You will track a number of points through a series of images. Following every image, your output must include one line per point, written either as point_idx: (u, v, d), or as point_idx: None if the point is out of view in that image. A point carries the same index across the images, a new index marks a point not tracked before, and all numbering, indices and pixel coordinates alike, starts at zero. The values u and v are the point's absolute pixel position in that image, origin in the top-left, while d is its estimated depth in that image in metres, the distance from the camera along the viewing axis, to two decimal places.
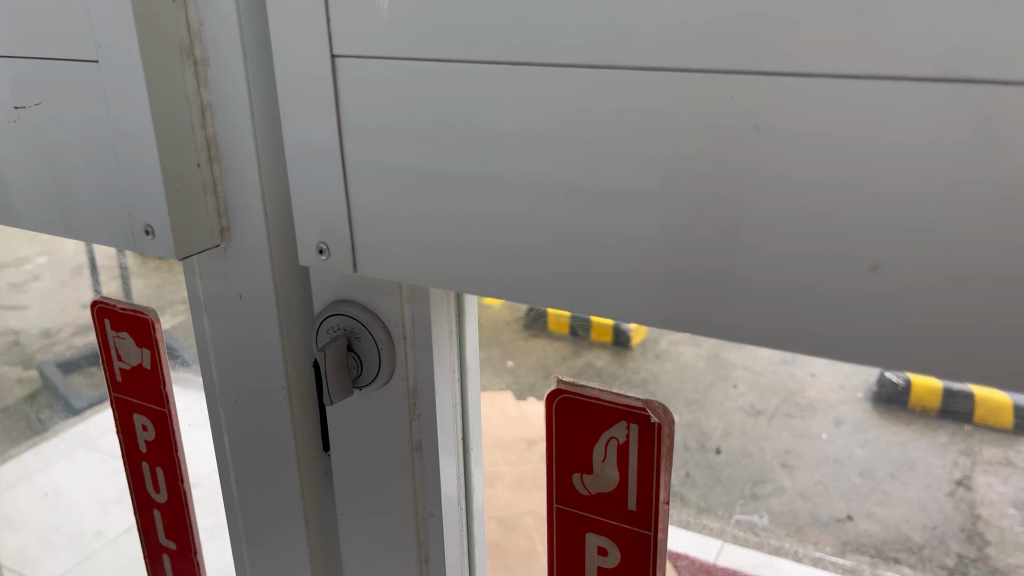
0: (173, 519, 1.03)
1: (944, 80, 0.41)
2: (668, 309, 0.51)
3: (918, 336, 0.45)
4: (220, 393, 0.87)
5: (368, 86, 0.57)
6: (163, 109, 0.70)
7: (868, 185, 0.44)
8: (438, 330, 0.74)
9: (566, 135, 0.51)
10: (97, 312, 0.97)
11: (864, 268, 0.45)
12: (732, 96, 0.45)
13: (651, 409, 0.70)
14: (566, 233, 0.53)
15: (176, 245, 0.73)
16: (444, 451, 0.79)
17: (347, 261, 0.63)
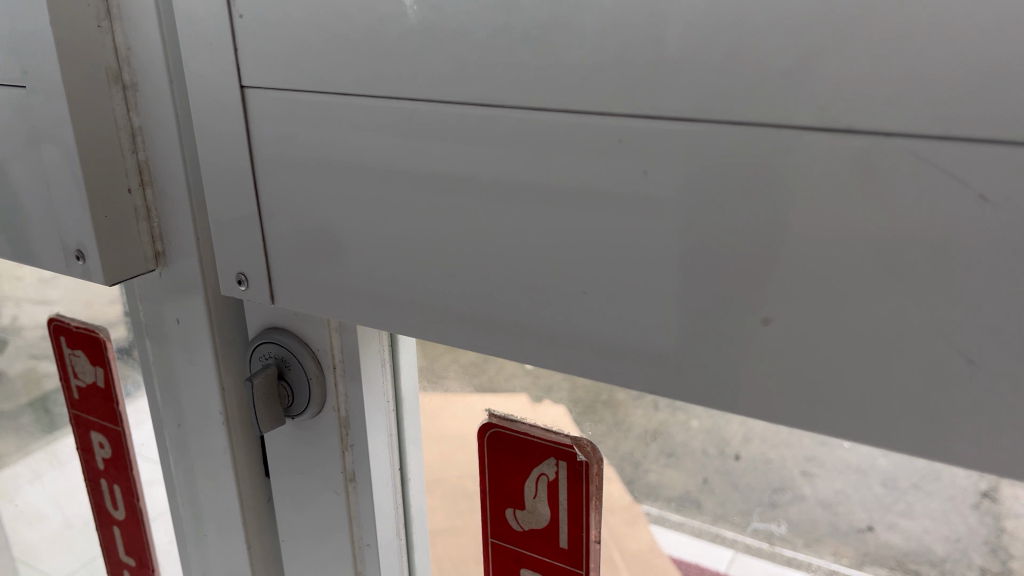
0: (130, 536, 1.04)
1: (825, 129, 0.41)
2: (570, 344, 0.52)
3: (808, 381, 0.45)
4: (165, 415, 0.87)
5: (293, 118, 0.59)
6: (89, 133, 0.69)
7: (753, 228, 0.44)
8: (367, 361, 0.73)
9: (473, 170, 0.52)
10: (53, 330, 0.99)
11: (755, 317, 0.46)
12: (621, 139, 0.46)
13: (579, 447, 0.68)
14: (478, 266, 0.54)
15: (105, 271, 0.72)
16: (378, 483, 0.77)
17: (265, 291, 0.66)
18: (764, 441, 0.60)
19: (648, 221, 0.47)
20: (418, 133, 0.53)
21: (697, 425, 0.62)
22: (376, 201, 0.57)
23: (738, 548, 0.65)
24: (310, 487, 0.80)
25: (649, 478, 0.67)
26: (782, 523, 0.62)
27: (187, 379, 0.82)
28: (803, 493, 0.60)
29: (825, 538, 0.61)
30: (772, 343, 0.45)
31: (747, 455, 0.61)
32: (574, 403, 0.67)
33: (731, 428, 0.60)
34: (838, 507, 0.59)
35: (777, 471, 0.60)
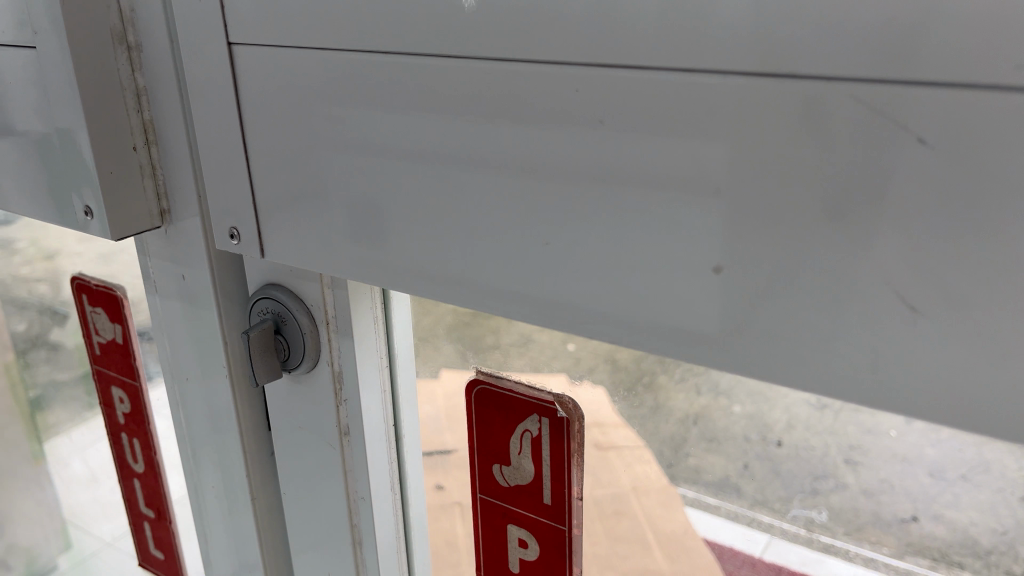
0: (149, 488, 1.08)
1: (767, 75, 0.42)
2: (540, 294, 0.54)
3: (752, 326, 0.47)
4: (175, 369, 0.91)
5: (283, 74, 0.61)
6: (95, 91, 0.72)
7: (703, 179, 0.46)
8: (359, 317, 0.75)
9: (446, 124, 0.54)
10: (75, 288, 1.03)
11: (707, 267, 0.47)
12: (577, 89, 0.48)
13: (561, 404, 0.71)
14: (452, 219, 0.56)
15: (112, 227, 0.76)
16: (371, 438, 0.80)
17: (255, 246, 0.69)
18: (807, 428, 0.60)
19: (604, 171, 0.49)
20: (395, 87, 0.56)
21: (739, 410, 0.62)
22: (357, 154, 0.59)
23: (774, 534, 0.66)
24: (308, 439, 0.83)
25: (688, 463, 0.67)
26: (823, 511, 0.62)
27: (196, 334, 0.86)
28: (846, 483, 0.60)
29: (867, 528, 0.61)
30: (722, 290, 0.47)
31: (789, 441, 0.61)
32: (615, 386, 0.68)
33: (774, 414, 0.61)
34: (882, 498, 0.59)
35: (820, 460, 0.60)
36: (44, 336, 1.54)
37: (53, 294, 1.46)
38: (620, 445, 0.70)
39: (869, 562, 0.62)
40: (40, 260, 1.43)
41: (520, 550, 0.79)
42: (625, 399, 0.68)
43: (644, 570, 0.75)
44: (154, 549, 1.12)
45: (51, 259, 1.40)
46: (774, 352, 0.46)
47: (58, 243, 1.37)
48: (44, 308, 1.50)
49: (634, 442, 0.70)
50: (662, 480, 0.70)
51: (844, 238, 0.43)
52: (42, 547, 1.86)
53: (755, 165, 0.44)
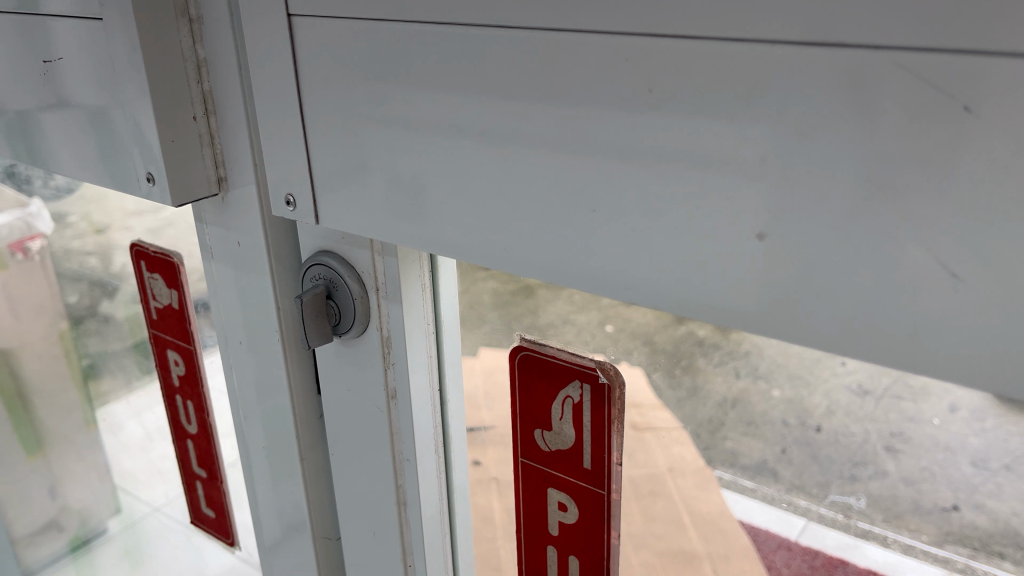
0: (202, 448, 1.12)
1: (817, 43, 0.43)
2: (586, 261, 0.56)
3: (794, 291, 0.48)
4: (229, 333, 0.94)
5: (340, 45, 0.63)
6: (159, 62, 0.75)
7: (750, 147, 0.47)
8: (408, 284, 0.78)
9: (499, 93, 0.56)
10: (134, 254, 1.07)
11: (751, 234, 0.49)
12: (627, 59, 0.49)
13: (602, 370, 0.72)
14: (502, 186, 0.58)
15: (173, 194, 0.79)
16: (417, 402, 0.82)
17: (309, 212, 0.72)
18: (847, 414, 0.64)
19: (651, 138, 0.50)
20: (448, 56, 0.57)
21: (777, 394, 0.65)
22: (409, 124, 0.61)
23: (811, 518, 0.71)
24: (357, 402, 0.86)
25: (725, 446, 0.70)
26: (861, 498, 0.67)
27: (249, 299, 0.89)
28: (885, 469, 0.64)
29: (906, 516, 0.65)
30: (766, 256, 0.48)
31: (829, 428, 0.64)
32: (654, 366, 0.71)
33: (814, 399, 0.64)
34: (922, 486, 0.64)
35: (859, 447, 0.64)
36: (95, 307, 1.59)
37: (103, 267, 1.50)
38: (655, 426, 0.73)
39: (908, 549, 0.68)
40: (92, 234, 1.47)
41: (559, 513, 0.81)
42: (664, 380, 0.71)
43: (678, 549, 0.79)
44: (206, 507, 1.17)
45: (101, 232, 1.43)
46: (815, 317, 0.48)
47: (109, 217, 1.40)
48: (94, 281, 1.55)
49: (670, 423, 0.73)
50: (699, 462, 0.73)
51: (886, 206, 0.44)
52: (96, 509, 1.94)
53: (800, 133, 0.45)
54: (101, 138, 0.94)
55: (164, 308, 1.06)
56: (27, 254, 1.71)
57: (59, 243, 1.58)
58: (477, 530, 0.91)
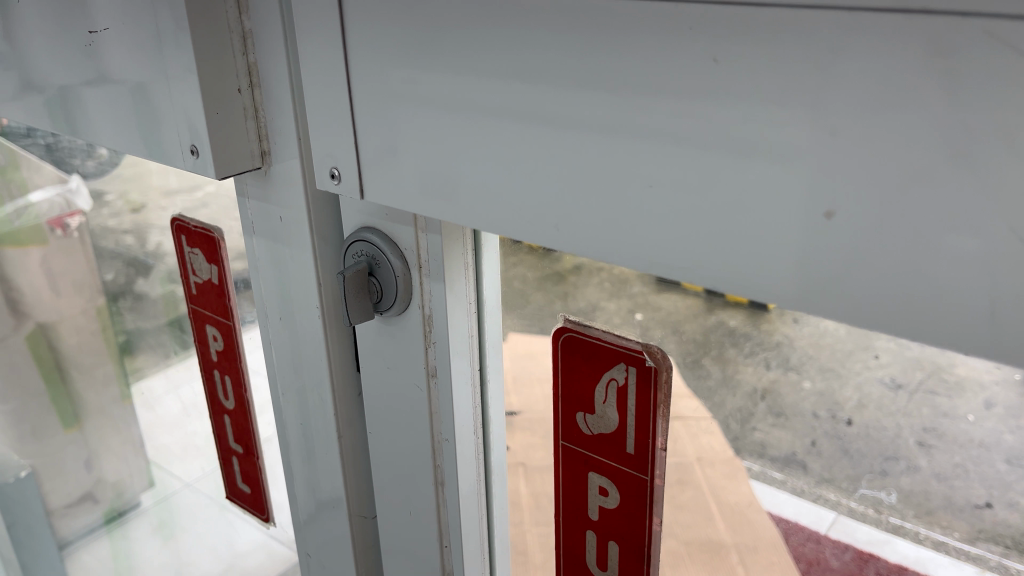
0: (239, 424, 1.12)
1: (900, 11, 0.41)
2: (641, 241, 0.54)
3: (864, 273, 0.46)
4: (268, 309, 0.94)
5: (389, 14, 0.62)
6: (205, 32, 0.74)
7: (821, 122, 0.45)
8: (452, 262, 0.76)
9: (554, 65, 0.54)
10: (175, 229, 1.07)
11: (819, 214, 0.47)
12: (690, 27, 0.48)
13: (649, 353, 0.72)
14: (554, 162, 0.57)
15: (216, 166, 0.79)
16: (458, 382, 0.81)
17: (355, 185, 0.71)
18: (879, 408, 0.63)
19: (715, 110, 0.48)
20: (502, 23, 0.56)
21: (808, 386, 0.65)
22: (460, 94, 0.60)
23: (841, 511, 0.71)
24: (397, 380, 0.85)
25: (755, 437, 0.70)
26: (893, 494, 0.68)
27: (289, 275, 0.89)
28: (917, 464, 0.65)
29: (937, 515, 0.68)
30: (834, 236, 0.47)
31: (860, 421, 0.64)
32: (683, 354, 0.70)
33: (846, 392, 0.63)
34: (954, 482, 0.65)
35: (892, 441, 0.65)
36: (130, 284, 1.59)
37: (138, 245, 1.50)
38: (686, 415, 0.74)
39: (938, 545, 0.71)
40: (128, 213, 1.47)
41: (600, 498, 0.81)
42: (689, 373, 0.70)
43: (705, 540, 0.78)
44: (242, 483, 1.18)
45: (138, 212, 1.43)
46: (884, 298, 0.46)
47: (145, 197, 1.40)
48: (129, 260, 1.55)
49: (700, 412, 0.73)
50: (728, 453, 0.73)
51: (967, 182, 0.42)
52: (131, 482, 1.97)
53: (875, 105, 0.43)
54: (143, 111, 0.94)
55: (203, 283, 1.07)
56: (66, 231, 1.76)
57: (95, 221, 1.58)
58: (516, 515, 0.90)
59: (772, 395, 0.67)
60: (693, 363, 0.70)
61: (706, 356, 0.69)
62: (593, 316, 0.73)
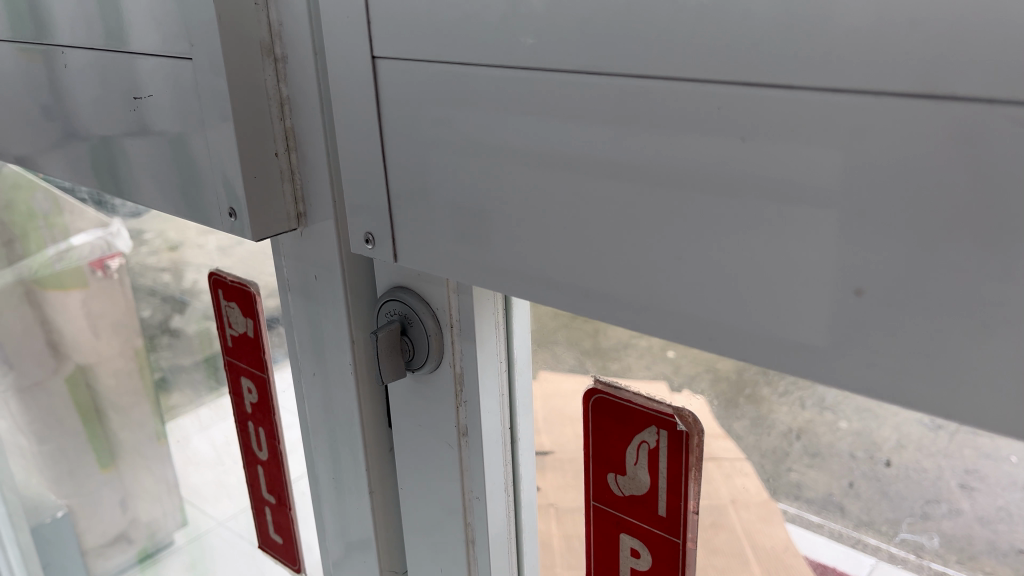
0: (272, 475, 1.14)
1: (925, 97, 0.43)
2: (673, 310, 0.56)
3: (895, 348, 0.48)
4: (303, 363, 0.95)
5: (431, 87, 0.65)
6: (244, 100, 0.77)
7: (851, 203, 0.47)
8: (482, 320, 0.78)
9: (590, 140, 0.57)
10: (212, 282, 1.10)
11: (849, 292, 0.48)
12: (719, 107, 0.50)
13: (681, 417, 0.72)
14: (589, 232, 0.59)
15: (254, 228, 0.81)
16: (489, 440, 0.82)
17: (388, 251, 0.74)
18: (919, 449, 0.61)
19: (743, 187, 0.51)
20: (539, 100, 0.58)
21: (845, 426, 0.64)
22: (496, 166, 0.63)
23: (881, 557, 0.66)
24: (428, 439, 0.86)
25: (790, 478, 0.69)
26: (934, 536, 0.63)
27: (323, 332, 0.91)
28: (960, 508, 0.61)
29: (979, 556, 0.62)
30: (865, 314, 0.48)
31: (898, 462, 0.62)
32: (715, 394, 0.70)
33: (883, 432, 0.62)
34: (999, 526, 0.60)
35: (934, 484, 0.62)
36: (167, 323, 1.62)
37: (176, 283, 1.53)
38: (721, 457, 0.72)
39: None
40: (165, 251, 1.50)
41: (632, 560, 0.81)
42: (725, 409, 0.70)
43: None
44: (274, 533, 1.19)
45: (174, 249, 1.47)
46: (914, 372, 0.47)
47: (181, 233, 1.44)
48: (170, 299, 1.57)
49: (733, 454, 0.72)
50: (763, 495, 0.72)
51: (997, 264, 0.43)
52: (165, 523, 1.97)
53: (901, 187, 0.45)
54: (186, 173, 0.97)
55: (238, 336, 1.08)
56: (107, 272, 1.73)
57: (135, 259, 1.62)
58: (547, 555, 0.89)
59: (812, 443, 0.66)
60: (727, 408, 0.70)
61: (742, 406, 0.70)
62: (619, 368, 0.75)
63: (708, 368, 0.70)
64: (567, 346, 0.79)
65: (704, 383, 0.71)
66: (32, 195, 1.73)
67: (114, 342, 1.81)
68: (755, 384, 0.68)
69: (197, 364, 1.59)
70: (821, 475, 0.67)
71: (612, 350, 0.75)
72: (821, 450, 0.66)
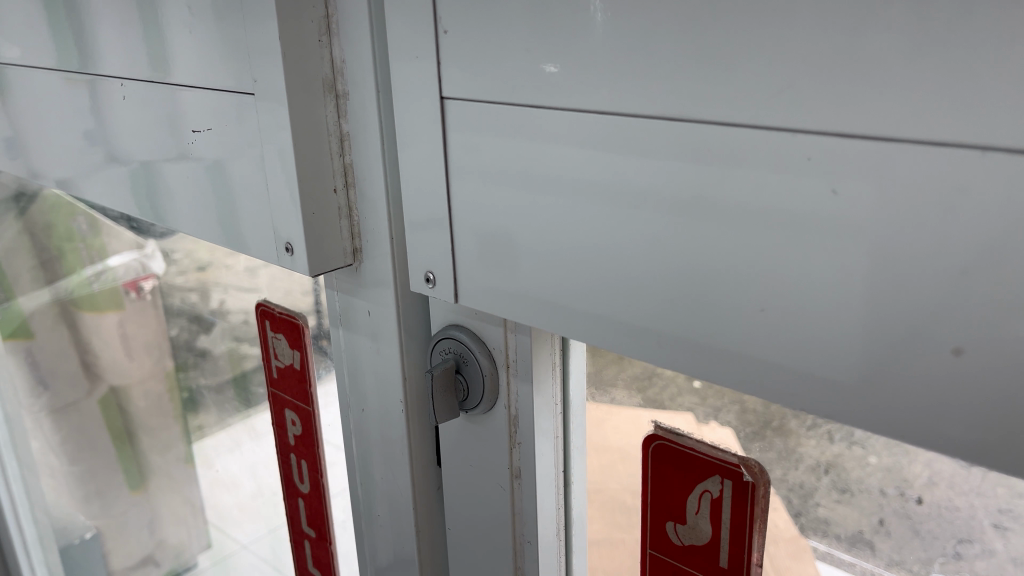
0: (313, 509, 1.12)
1: None
2: (759, 357, 0.57)
3: (994, 407, 0.48)
4: (352, 398, 0.94)
5: (508, 127, 0.66)
6: (305, 135, 0.77)
7: (951, 261, 0.48)
8: (540, 363, 0.77)
9: (674, 186, 0.57)
10: (259, 313, 1.09)
11: (946, 351, 0.49)
12: (809, 157, 0.51)
13: (747, 467, 0.70)
14: (672, 276, 0.60)
15: (310, 262, 0.81)
16: (543, 483, 0.81)
17: (451, 291, 0.76)
18: (950, 487, 0.60)
19: (833, 238, 0.51)
20: (622, 146, 0.59)
21: (874, 462, 0.63)
22: (576, 209, 0.64)
23: None
24: (480, 478, 0.85)
25: (817, 513, 0.69)
26: None
27: (374, 369, 0.90)
28: (993, 549, 0.60)
29: None
30: (962, 374, 0.49)
31: (930, 500, 0.62)
32: (744, 428, 0.70)
33: (914, 469, 0.61)
34: None
35: (965, 523, 0.61)
36: (194, 343, 1.62)
37: (203, 302, 1.53)
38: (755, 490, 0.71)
39: None
40: (193, 272, 1.50)
41: None
42: (756, 445, 0.70)
43: None
44: (313, 567, 1.17)
45: (204, 269, 1.47)
46: (1013, 430, 0.48)
47: (210, 256, 1.44)
48: (197, 316, 1.57)
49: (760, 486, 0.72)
50: (792, 531, 0.71)
51: None
52: (188, 545, 1.96)
53: (1004, 246, 0.45)
54: (232, 205, 0.97)
55: (282, 366, 1.08)
56: (140, 294, 1.71)
57: (166, 280, 1.61)
58: None
59: (843, 479, 0.66)
60: (780, 458, 0.69)
61: (799, 453, 0.67)
62: (669, 409, 0.74)
63: (768, 414, 0.68)
64: (620, 390, 0.77)
65: (750, 419, 0.69)
66: (71, 218, 1.73)
67: (143, 360, 1.78)
68: (807, 434, 0.66)
69: (226, 384, 1.58)
70: (850, 514, 0.67)
71: (659, 384, 0.73)
72: (847, 485, 0.66)
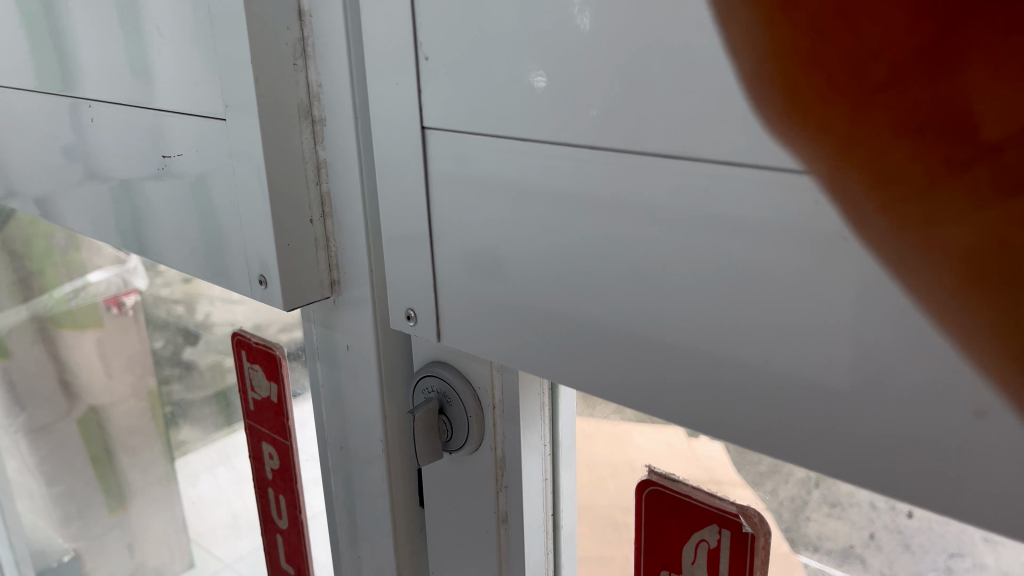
0: (291, 546, 1.08)
1: None
2: (762, 413, 0.52)
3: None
4: (330, 435, 0.90)
5: (489, 158, 0.62)
6: (280, 164, 0.73)
7: (976, 316, 0.43)
8: (528, 402, 0.74)
9: (669, 228, 0.53)
10: (236, 342, 1.05)
11: (970, 415, 0.44)
12: (816, 199, 0.46)
13: (746, 517, 0.66)
14: (665, 323, 0.55)
15: (284, 296, 0.77)
16: (531, 529, 0.77)
17: (433, 329, 0.71)
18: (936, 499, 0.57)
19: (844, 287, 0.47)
20: (610, 182, 0.55)
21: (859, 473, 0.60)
22: (564, 248, 0.59)
23: None
24: (464, 521, 0.81)
25: (808, 529, 0.64)
26: None
27: (353, 406, 0.86)
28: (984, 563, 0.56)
29: None
30: (986, 440, 0.44)
31: (920, 513, 0.58)
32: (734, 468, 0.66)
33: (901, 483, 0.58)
34: None
35: (955, 535, 0.57)
36: (178, 356, 1.58)
37: (188, 315, 1.48)
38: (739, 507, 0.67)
39: None
40: (179, 284, 1.46)
41: None
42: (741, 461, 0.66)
43: None
44: None
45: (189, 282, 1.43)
46: None
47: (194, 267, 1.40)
48: (180, 329, 1.52)
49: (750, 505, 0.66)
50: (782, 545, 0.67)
51: None
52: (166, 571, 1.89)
53: None
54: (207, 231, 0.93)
55: (257, 399, 1.04)
56: (122, 310, 1.68)
57: (150, 292, 1.57)
58: None
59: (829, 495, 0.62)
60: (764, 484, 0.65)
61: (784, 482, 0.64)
62: (661, 453, 0.70)
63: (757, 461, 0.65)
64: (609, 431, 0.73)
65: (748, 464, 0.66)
66: (51, 234, 1.68)
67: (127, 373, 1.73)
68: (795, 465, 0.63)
69: (209, 399, 1.53)
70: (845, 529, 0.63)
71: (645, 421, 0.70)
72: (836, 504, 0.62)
